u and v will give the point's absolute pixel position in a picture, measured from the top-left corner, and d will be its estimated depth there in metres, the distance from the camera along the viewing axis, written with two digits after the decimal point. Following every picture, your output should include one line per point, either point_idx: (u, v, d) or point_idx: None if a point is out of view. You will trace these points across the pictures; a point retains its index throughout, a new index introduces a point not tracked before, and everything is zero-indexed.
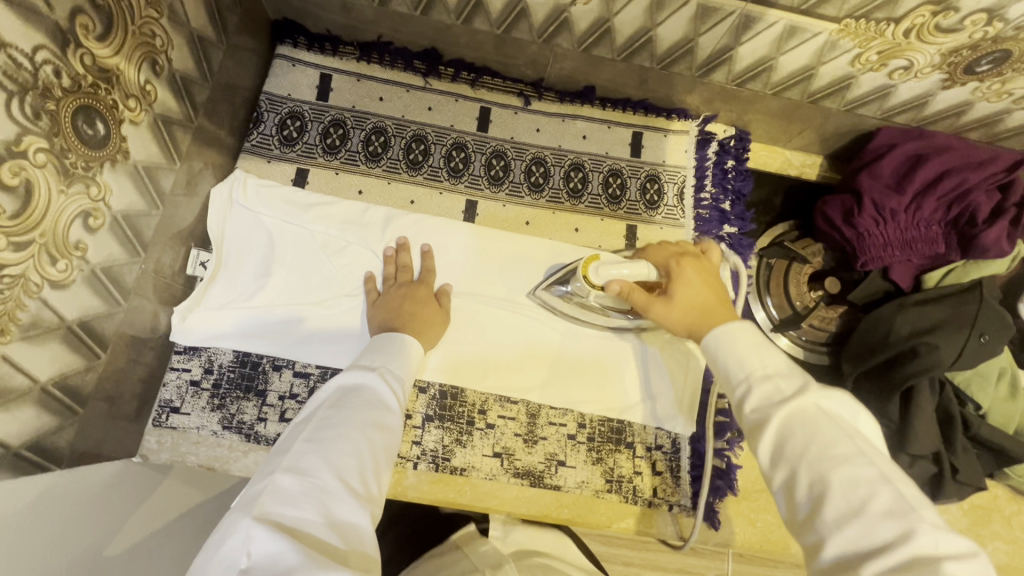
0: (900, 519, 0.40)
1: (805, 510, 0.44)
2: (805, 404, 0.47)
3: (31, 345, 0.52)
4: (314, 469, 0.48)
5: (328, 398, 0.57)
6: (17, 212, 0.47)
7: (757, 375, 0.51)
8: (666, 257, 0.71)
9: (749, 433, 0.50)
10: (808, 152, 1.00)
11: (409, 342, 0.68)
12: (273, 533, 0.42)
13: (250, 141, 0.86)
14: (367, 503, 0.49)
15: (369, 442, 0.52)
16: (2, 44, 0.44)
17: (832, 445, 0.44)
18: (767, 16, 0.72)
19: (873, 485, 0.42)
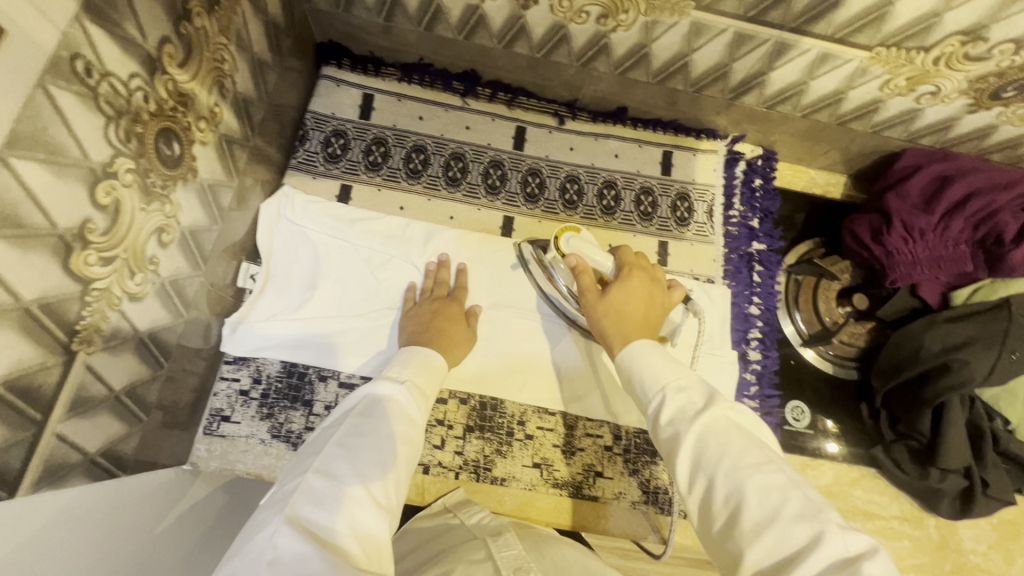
0: (809, 523, 0.45)
1: (726, 519, 0.48)
2: (715, 415, 0.53)
3: (109, 354, 0.54)
4: (343, 475, 0.49)
5: (356, 408, 0.58)
6: (107, 229, 0.50)
7: (670, 388, 0.57)
8: (626, 258, 0.75)
9: (667, 448, 0.54)
10: (833, 171, 1.03)
11: (436, 359, 0.70)
12: (299, 530, 0.43)
13: (296, 157, 0.89)
14: (387, 516, 0.49)
15: (394, 454, 0.54)
16: (106, 73, 0.46)
17: (743, 455, 0.49)
18: (801, 43, 0.75)
19: (785, 491, 0.47)
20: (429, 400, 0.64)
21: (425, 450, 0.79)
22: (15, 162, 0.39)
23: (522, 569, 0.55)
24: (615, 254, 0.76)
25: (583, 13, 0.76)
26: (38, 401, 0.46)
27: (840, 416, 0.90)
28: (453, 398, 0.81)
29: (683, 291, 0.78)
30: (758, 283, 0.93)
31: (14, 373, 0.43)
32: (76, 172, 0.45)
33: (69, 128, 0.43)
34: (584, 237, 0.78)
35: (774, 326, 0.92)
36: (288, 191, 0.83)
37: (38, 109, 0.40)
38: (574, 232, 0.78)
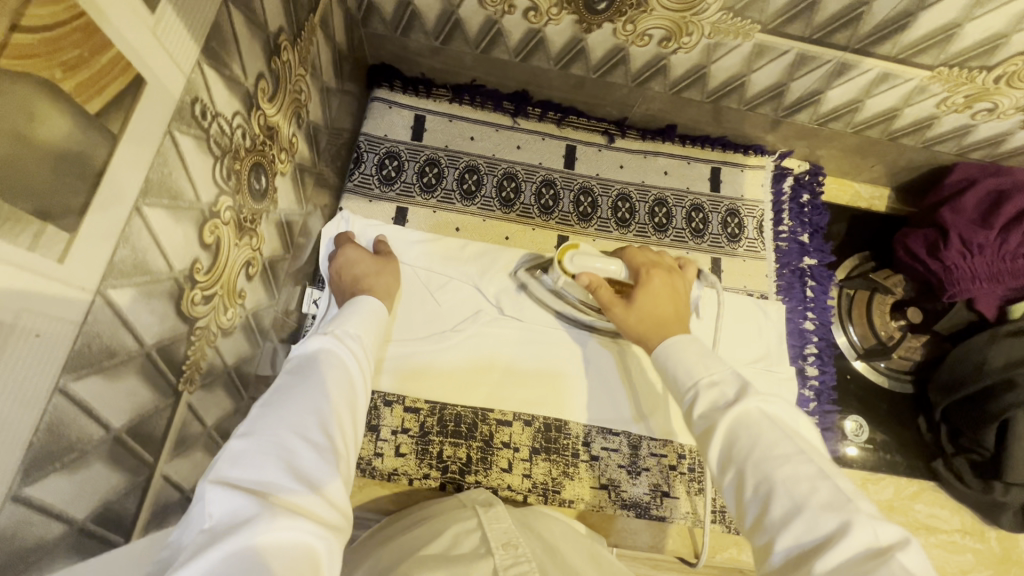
0: (839, 511, 0.43)
1: (756, 510, 0.47)
2: (748, 408, 0.51)
3: (204, 391, 0.54)
4: (270, 430, 0.46)
5: (286, 368, 0.55)
6: (209, 268, 0.50)
7: (704, 383, 0.55)
8: (640, 262, 0.74)
9: (700, 438, 0.53)
10: (877, 185, 1.04)
11: (370, 301, 0.66)
12: (229, 492, 0.41)
13: (352, 181, 0.89)
14: (333, 456, 0.48)
15: (327, 400, 0.51)
16: (216, 115, 0.46)
17: (775, 446, 0.48)
18: (863, 64, 0.76)
19: (812, 482, 0.45)
20: (365, 343, 0.61)
21: (493, 474, 0.79)
22: (147, 211, 0.39)
23: (511, 544, 0.58)
24: (624, 258, 0.75)
25: (646, 36, 0.77)
26: (152, 441, 0.46)
27: (899, 431, 0.90)
28: (517, 421, 0.81)
29: (694, 267, 0.81)
30: (812, 299, 0.94)
31: (136, 418, 0.43)
32: (190, 214, 0.45)
33: (187, 172, 0.43)
34: (586, 251, 0.74)
35: (830, 340, 0.93)
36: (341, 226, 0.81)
37: (166, 156, 0.40)
38: (575, 250, 0.74)
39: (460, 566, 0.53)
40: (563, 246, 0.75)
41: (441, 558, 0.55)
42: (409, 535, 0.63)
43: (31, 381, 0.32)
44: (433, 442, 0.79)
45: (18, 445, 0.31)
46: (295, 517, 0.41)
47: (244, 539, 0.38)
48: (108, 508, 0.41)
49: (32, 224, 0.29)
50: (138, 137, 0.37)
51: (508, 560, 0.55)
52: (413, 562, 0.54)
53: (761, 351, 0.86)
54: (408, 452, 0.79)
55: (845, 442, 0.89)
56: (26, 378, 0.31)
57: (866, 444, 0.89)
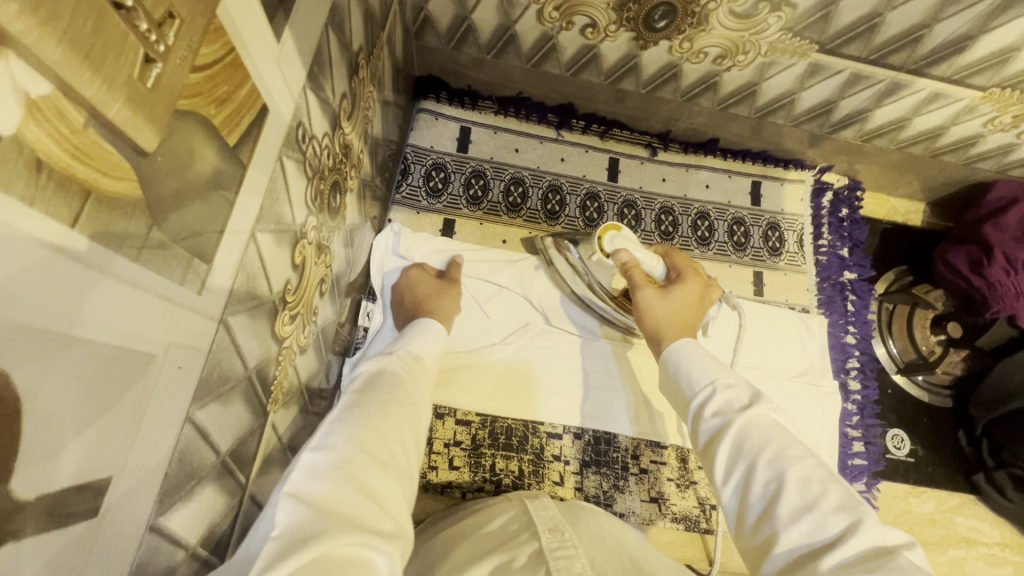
0: (849, 512, 0.41)
1: (760, 508, 0.44)
2: (760, 412, 0.50)
3: (283, 409, 0.54)
4: (339, 442, 0.43)
5: (353, 385, 0.52)
6: (296, 287, 0.50)
7: (720, 383, 0.54)
8: (685, 264, 0.74)
9: (706, 441, 0.51)
10: (912, 200, 1.06)
11: (428, 323, 0.65)
12: (303, 502, 0.37)
13: (400, 193, 0.90)
14: (396, 474, 0.44)
15: (390, 417, 0.48)
16: (313, 137, 0.47)
17: (786, 448, 0.46)
18: (916, 83, 0.78)
19: (824, 483, 0.43)
20: (427, 360, 0.60)
21: (546, 486, 0.79)
22: (259, 237, 0.39)
23: (558, 529, 0.58)
24: (668, 259, 0.75)
25: (701, 54, 0.78)
26: (244, 462, 0.46)
27: (939, 445, 0.92)
28: (567, 434, 0.81)
29: (722, 289, 0.80)
30: (853, 312, 0.94)
31: (236, 440, 0.43)
32: (288, 237, 0.45)
33: (290, 196, 0.44)
34: (628, 235, 0.73)
35: (871, 354, 0.94)
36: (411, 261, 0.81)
37: (277, 181, 0.41)
38: (615, 232, 0.73)
39: (506, 552, 0.53)
40: (607, 225, 0.74)
41: (493, 541, 0.57)
42: (456, 525, 0.63)
43: (170, 411, 0.31)
44: (484, 455, 0.79)
45: (159, 474, 0.32)
46: (366, 534, 0.37)
47: (319, 555, 0.34)
48: (211, 531, 0.41)
49: (184, 259, 0.29)
50: (260, 164, 0.37)
51: (555, 543, 0.54)
52: (467, 548, 0.56)
53: (805, 365, 0.86)
54: (461, 465, 0.79)
55: (888, 455, 0.90)
56: (167, 411, 0.31)
57: (908, 456, 0.91)
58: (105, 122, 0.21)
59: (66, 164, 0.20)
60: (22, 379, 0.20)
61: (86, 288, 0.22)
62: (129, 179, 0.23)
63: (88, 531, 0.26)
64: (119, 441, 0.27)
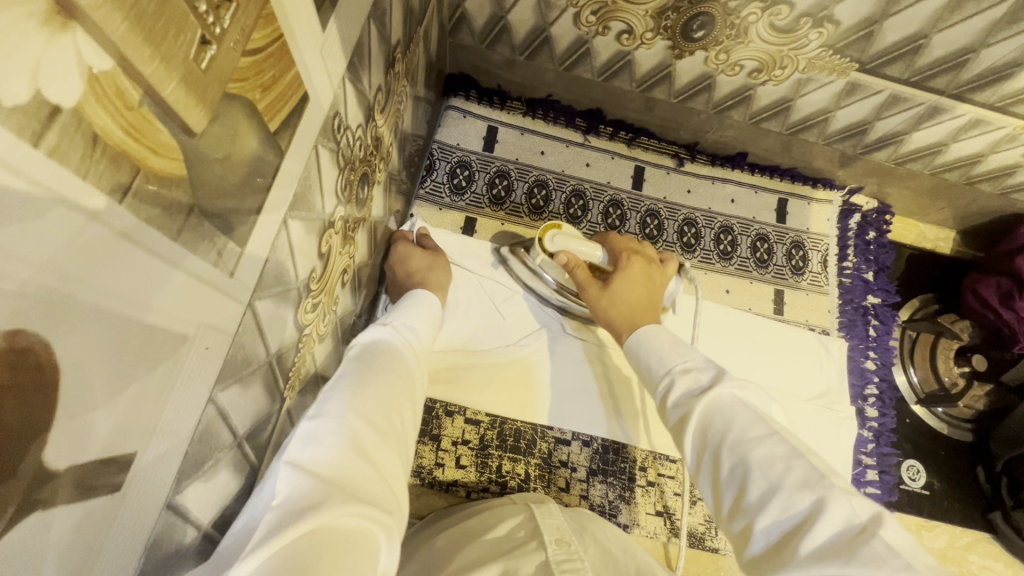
0: (813, 488, 0.39)
1: (732, 496, 0.43)
2: (721, 392, 0.48)
3: (299, 396, 0.55)
4: (342, 410, 0.43)
5: (350, 355, 0.52)
6: (320, 276, 0.50)
7: (677, 369, 0.52)
8: (620, 252, 0.74)
9: (674, 428, 0.50)
10: (942, 227, 1.04)
11: (424, 293, 0.65)
12: (305, 472, 0.37)
13: (424, 188, 0.90)
14: (395, 445, 0.45)
15: (392, 389, 0.48)
16: (347, 128, 0.47)
17: (748, 429, 0.45)
18: (956, 108, 0.77)
19: (787, 460, 0.41)
20: (422, 332, 0.59)
21: (551, 492, 0.78)
22: (291, 224, 0.39)
23: (565, 540, 0.57)
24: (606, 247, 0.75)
25: (737, 66, 0.77)
26: (258, 445, 0.46)
27: (955, 478, 0.90)
28: (576, 441, 0.80)
29: (676, 262, 0.79)
30: (874, 338, 0.93)
31: (252, 425, 0.43)
32: (317, 226, 0.46)
33: (322, 185, 0.44)
34: (568, 233, 0.75)
35: (890, 382, 0.92)
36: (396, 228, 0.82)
37: (312, 170, 0.41)
38: (558, 230, 0.76)
39: (511, 562, 0.53)
40: (545, 228, 0.76)
41: (494, 550, 0.56)
42: (462, 524, 0.63)
43: (194, 393, 0.31)
44: (492, 456, 0.78)
45: (178, 455, 0.32)
46: (367, 506, 0.37)
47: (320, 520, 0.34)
48: (223, 511, 0.41)
49: (219, 242, 0.29)
50: (297, 152, 0.37)
51: (561, 555, 0.54)
52: (468, 554, 0.55)
53: (822, 389, 0.84)
54: (468, 464, 0.78)
55: (903, 486, 0.88)
56: (192, 391, 0.31)
57: (923, 488, 0.89)
58: (158, 100, 0.21)
59: (119, 140, 0.20)
60: (64, 351, 0.20)
61: (128, 264, 0.22)
62: (175, 159, 0.23)
63: (110, 508, 0.26)
64: (145, 420, 0.27)
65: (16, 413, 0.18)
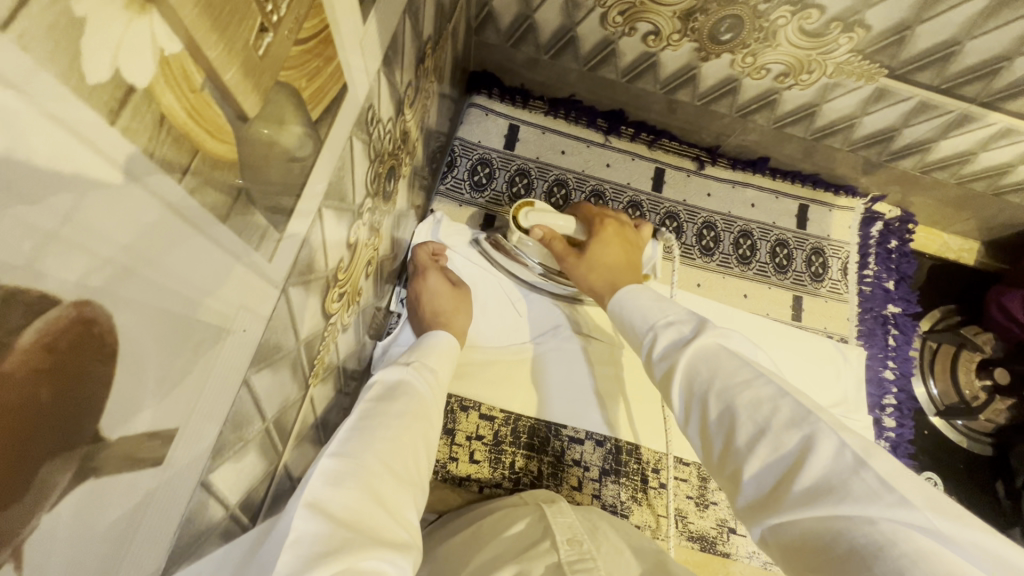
0: (800, 425, 0.39)
1: (721, 440, 0.42)
2: (705, 342, 0.48)
3: (322, 384, 0.55)
4: (359, 451, 0.41)
5: (370, 393, 0.51)
6: (347, 266, 0.51)
7: (661, 324, 0.52)
8: (593, 220, 0.77)
9: (661, 382, 0.49)
10: (968, 237, 1.02)
11: (444, 335, 0.67)
12: (323, 511, 0.34)
13: (444, 184, 0.91)
14: (409, 489, 0.42)
15: (407, 431, 0.47)
16: (379, 121, 0.48)
17: (734, 374, 0.44)
18: (987, 117, 0.76)
19: (774, 401, 0.41)
20: (440, 375, 0.60)
21: (563, 490, 0.78)
22: (324, 213, 0.40)
23: (576, 540, 0.57)
24: (580, 219, 0.78)
25: (763, 70, 0.77)
26: (284, 429, 0.47)
27: (974, 492, 0.89)
28: (589, 440, 0.80)
29: (650, 229, 0.81)
30: (894, 347, 0.92)
31: (279, 409, 0.44)
32: (347, 217, 0.46)
33: (353, 176, 0.45)
34: (540, 208, 0.77)
35: (909, 393, 0.91)
36: (423, 247, 0.81)
37: (345, 161, 0.41)
38: (529, 208, 0.78)
39: (525, 563, 0.53)
40: (518, 204, 0.78)
41: (510, 550, 0.56)
42: (479, 523, 0.64)
43: (231, 374, 0.32)
44: (505, 452, 0.79)
45: (213, 435, 0.32)
46: (384, 549, 0.34)
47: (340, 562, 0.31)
48: (249, 492, 0.42)
49: (262, 225, 0.30)
50: (334, 142, 0.38)
51: (574, 555, 0.54)
52: (486, 555, 0.56)
53: (839, 397, 0.83)
54: (482, 459, 0.78)
55: None
56: (228, 372, 0.32)
57: None
58: (218, 84, 0.22)
59: (182, 121, 0.21)
60: (122, 324, 0.21)
61: (182, 245, 0.23)
62: (228, 143, 0.24)
63: (152, 482, 0.27)
64: (186, 399, 0.28)
65: (52, 394, 0.18)
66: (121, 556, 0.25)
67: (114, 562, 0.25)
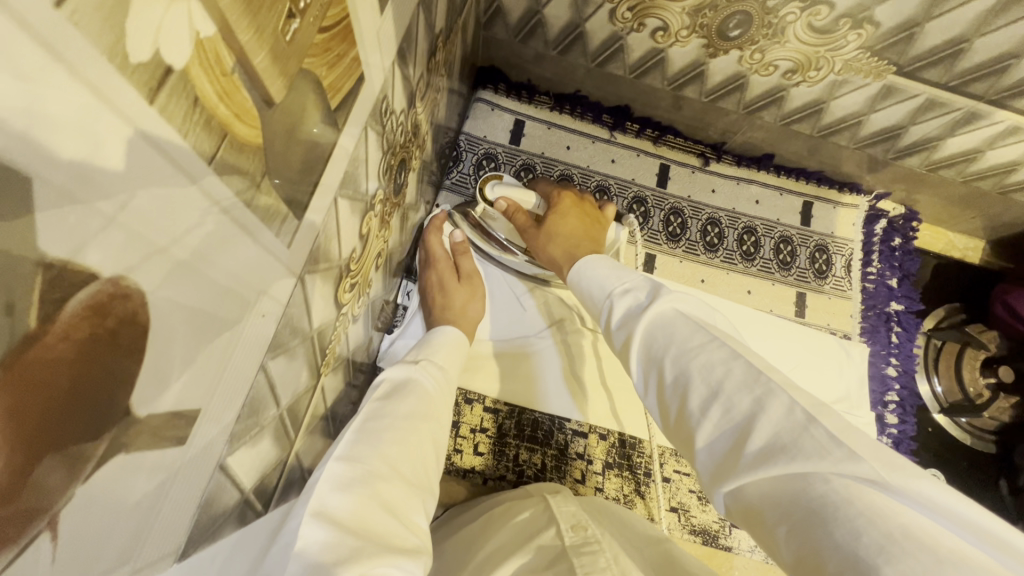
0: (752, 388, 0.39)
1: (676, 405, 0.43)
2: (661, 308, 0.47)
3: (331, 374, 0.56)
4: (365, 454, 0.40)
5: (376, 390, 0.50)
6: (359, 256, 0.51)
7: (616, 292, 0.52)
8: (556, 194, 0.77)
9: (619, 351, 0.49)
10: (972, 236, 1.02)
11: (452, 331, 0.67)
12: (331, 517, 0.33)
13: (450, 178, 0.91)
14: (416, 490, 0.42)
15: (413, 429, 0.47)
16: (392, 113, 0.48)
17: (689, 338, 0.44)
18: (994, 114, 0.76)
19: (726, 363, 0.41)
20: (448, 367, 0.60)
21: (567, 483, 0.78)
22: (339, 202, 0.41)
23: (581, 526, 0.57)
24: (545, 194, 0.78)
25: (771, 66, 0.77)
26: (297, 417, 0.47)
27: (978, 489, 0.89)
28: (592, 433, 0.81)
29: (613, 209, 0.81)
30: (896, 344, 0.93)
31: (292, 397, 0.44)
32: (360, 207, 0.47)
33: (367, 166, 0.45)
34: (507, 182, 0.78)
35: (912, 389, 0.92)
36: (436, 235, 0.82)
37: (360, 152, 0.42)
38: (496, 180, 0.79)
39: (531, 551, 0.54)
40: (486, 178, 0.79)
41: (514, 540, 0.57)
42: (486, 514, 0.64)
43: (250, 359, 0.33)
44: (510, 445, 0.79)
45: (231, 419, 0.33)
46: (394, 554, 0.34)
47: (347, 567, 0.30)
48: (262, 479, 0.43)
49: (282, 211, 0.30)
50: (350, 132, 0.38)
51: (579, 540, 0.54)
52: (492, 544, 0.56)
53: (842, 393, 0.83)
54: (486, 452, 0.78)
55: None
56: (247, 357, 0.32)
57: None
58: (247, 68, 0.22)
59: (213, 104, 0.21)
60: (155, 304, 0.21)
61: (212, 229, 0.23)
62: (255, 127, 0.25)
63: (175, 462, 0.27)
64: (209, 381, 0.28)
65: (91, 368, 0.19)
66: (143, 534, 0.26)
67: (137, 540, 0.25)
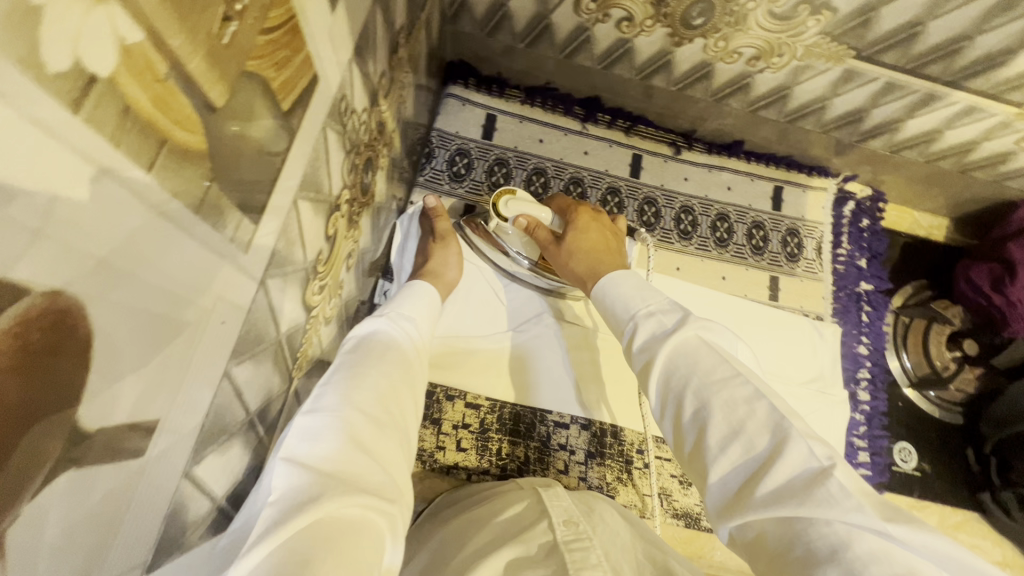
0: (775, 431, 0.39)
1: (693, 437, 0.43)
2: (686, 337, 0.47)
3: (305, 377, 0.55)
4: (340, 403, 0.40)
5: (348, 344, 0.51)
6: (327, 258, 0.51)
7: (642, 314, 0.52)
8: (572, 208, 0.76)
9: (638, 374, 0.49)
10: (937, 214, 1.05)
11: (426, 285, 0.64)
12: (304, 467, 0.34)
13: (423, 175, 0.90)
14: (393, 432, 0.43)
15: (391, 378, 0.47)
16: (353, 112, 0.47)
17: (712, 372, 0.44)
18: (951, 95, 0.79)
19: (750, 403, 0.41)
20: (422, 324, 0.59)
21: (551, 474, 0.79)
22: (300, 205, 0.40)
23: (573, 521, 0.57)
24: (561, 207, 0.78)
25: (735, 54, 0.78)
26: (269, 421, 0.47)
27: (946, 458, 0.92)
28: (574, 424, 0.82)
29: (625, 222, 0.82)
30: (867, 324, 0.95)
31: (262, 402, 0.44)
32: (324, 209, 0.46)
33: (328, 167, 0.45)
34: (522, 195, 0.76)
35: (882, 366, 0.94)
36: (421, 205, 0.83)
37: (320, 153, 0.42)
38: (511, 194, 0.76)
39: (522, 545, 0.54)
40: (500, 190, 0.76)
41: (504, 534, 0.57)
42: (475, 509, 0.64)
43: (211, 365, 0.32)
44: (492, 438, 0.79)
45: (195, 426, 0.33)
46: (369, 497, 0.35)
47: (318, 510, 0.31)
48: (235, 486, 0.42)
49: (235, 216, 0.30)
50: (306, 133, 0.38)
51: (570, 536, 0.54)
52: (478, 539, 0.56)
53: (816, 373, 0.86)
54: (469, 447, 0.78)
55: (896, 467, 0.90)
56: (208, 363, 0.32)
57: (915, 470, 0.90)
58: (183, 73, 0.22)
59: (148, 110, 0.21)
60: (97, 314, 0.21)
61: (155, 237, 0.23)
62: (197, 133, 0.24)
63: (135, 474, 0.27)
64: (165, 390, 0.28)
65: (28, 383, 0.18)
66: (102, 549, 0.25)
67: (96, 555, 0.25)
